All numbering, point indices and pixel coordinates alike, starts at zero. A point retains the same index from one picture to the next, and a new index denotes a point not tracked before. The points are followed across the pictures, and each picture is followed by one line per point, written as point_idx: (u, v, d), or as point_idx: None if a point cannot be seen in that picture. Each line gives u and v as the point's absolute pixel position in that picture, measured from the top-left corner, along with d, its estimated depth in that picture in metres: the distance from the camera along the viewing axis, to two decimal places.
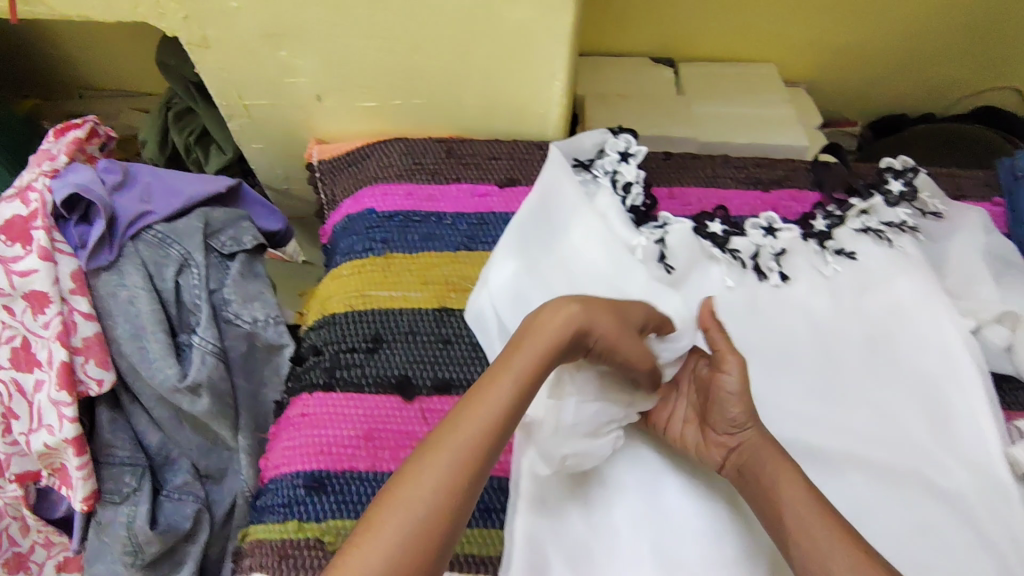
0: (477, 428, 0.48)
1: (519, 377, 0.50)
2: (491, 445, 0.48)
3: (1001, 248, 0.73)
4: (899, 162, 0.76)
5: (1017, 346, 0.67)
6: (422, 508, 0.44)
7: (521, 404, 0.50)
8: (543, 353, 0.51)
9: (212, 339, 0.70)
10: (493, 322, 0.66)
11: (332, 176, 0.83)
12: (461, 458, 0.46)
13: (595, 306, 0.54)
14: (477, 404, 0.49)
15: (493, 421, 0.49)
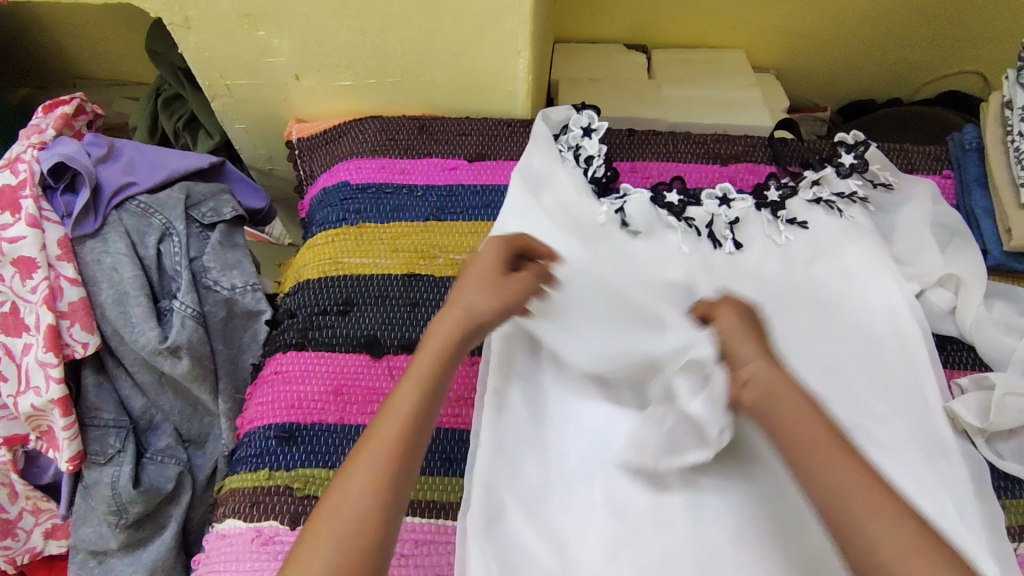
0: (396, 425, 0.49)
1: (424, 375, 0.51)
2: (410, 446, 0.48)
3: (950, 218, 0.76)
4: (852, 137, 0.79)
5: (959, 308, 0.70)
6: (354, 520, 0.45)
7: (431, 401, 0.51)
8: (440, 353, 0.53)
9: (192, 304, 0.73)
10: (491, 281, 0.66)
11: (310, 153, 0.87)
12: (383, 456, 0.47)
13: (460, 291, 0.56)
14: (387, 410, 0.50)
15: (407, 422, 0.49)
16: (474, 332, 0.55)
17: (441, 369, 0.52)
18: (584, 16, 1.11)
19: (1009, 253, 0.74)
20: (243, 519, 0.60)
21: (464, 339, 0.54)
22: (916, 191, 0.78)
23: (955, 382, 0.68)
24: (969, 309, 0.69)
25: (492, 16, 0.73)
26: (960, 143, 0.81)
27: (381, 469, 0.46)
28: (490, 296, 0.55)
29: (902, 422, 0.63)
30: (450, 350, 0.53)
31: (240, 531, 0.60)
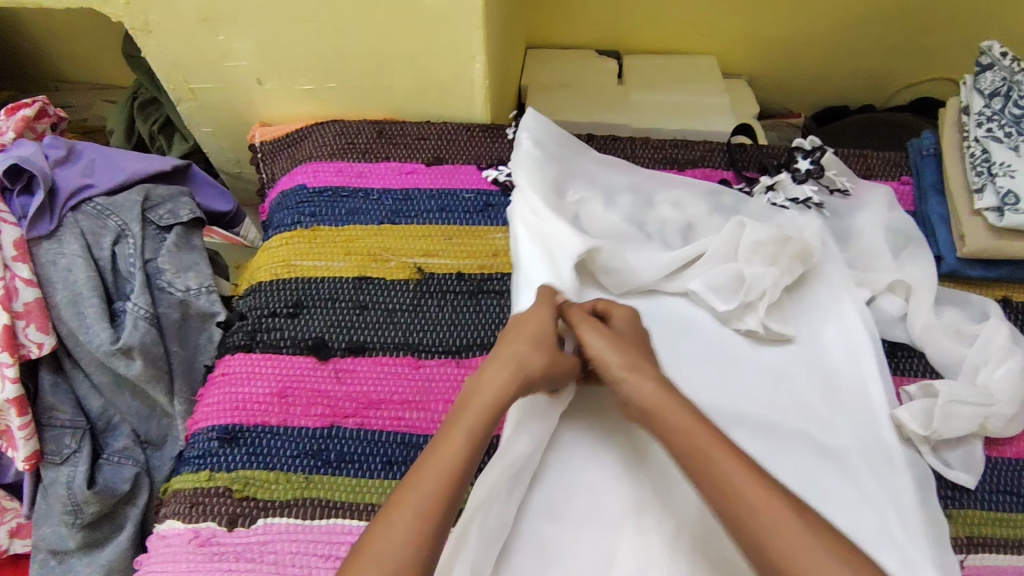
0: (438, 479, 0.49)
1: (468, 430, 0.52)
2: (454, 492, 0.49)
3: (903, 223, 0.76)
4: (808, 143, 0.81)
5: (909, 315, 0.69)
6: (397, 560, 0.45)
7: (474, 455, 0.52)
8: (490, 405, 0.54)
9: (145, 305, 0.73)
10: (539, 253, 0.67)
11: (273, 156, 0.88)
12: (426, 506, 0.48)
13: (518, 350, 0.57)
14: (431, 459, 0.50)
15: (455, 465, 0.50)
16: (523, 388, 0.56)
17: (491, 419, 0.53)
18: (556, 23, 1.12)
19: (963, 260, 0.73)
20: (182, 520, 0.60)
21: (512, 395, 0.55)
22: (869, 198, 0.78)
23: (903, 391, 0.68)
24: (917, 316, 0.69)
25: (446, 20, 0.73)
26: (919, 150, 0.81)
27: (428, 507, 0.48)
28: (537, 353, 0.57)
29: (847, 428, 0.64)
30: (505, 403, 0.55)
31: (179, 532, 0.60)
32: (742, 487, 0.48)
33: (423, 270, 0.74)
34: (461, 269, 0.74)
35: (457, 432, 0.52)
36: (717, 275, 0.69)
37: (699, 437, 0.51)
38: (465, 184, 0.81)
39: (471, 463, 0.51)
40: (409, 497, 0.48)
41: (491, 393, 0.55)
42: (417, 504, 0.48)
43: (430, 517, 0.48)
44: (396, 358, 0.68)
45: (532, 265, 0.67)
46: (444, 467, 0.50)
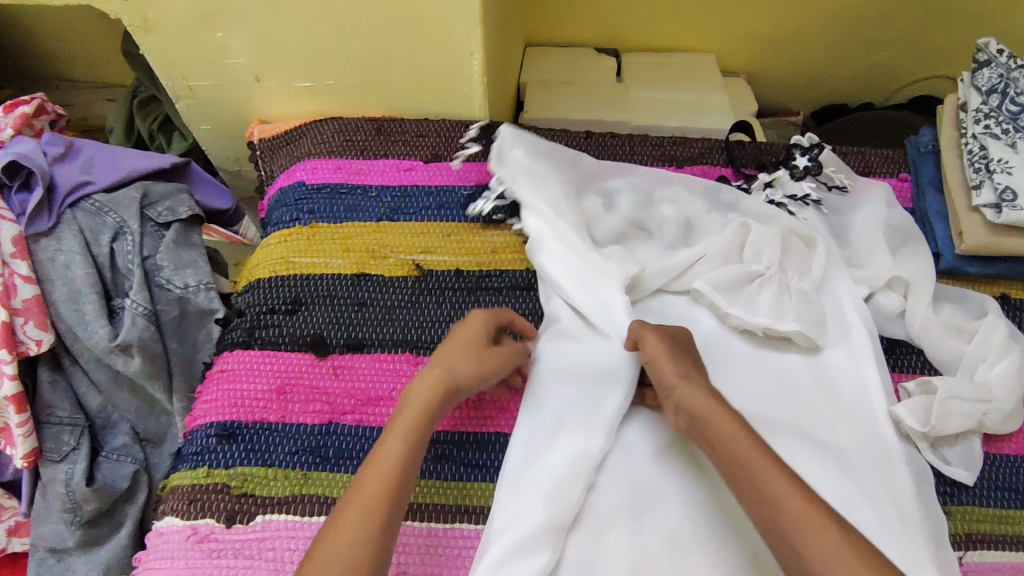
0: (383, 481, 0.50)
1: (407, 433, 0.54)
2: (398, 494, 0.50)
3: (901, 220, 0.76)
4: (806, 140, 0.81)
5: (908, 312, 0.69)
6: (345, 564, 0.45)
7: (415, 455, 0.53)
8: (419, 414, 0.55)
9: (143, 302, 0.73)
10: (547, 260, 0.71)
11: (271, 154, 0.88)
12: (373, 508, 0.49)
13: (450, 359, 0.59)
14: (372, 464, 0.52)
15: (392, 472, 0.51)
16: (451, 397, 0.58)
17: (424, 423, 0.55)
18: (556, 20, 1.12)
19: (961, 256, 0.73)
20: (179, 517, 0.60)
21: (443, 402, 0.57)
22: (869, 195, 0.78)
23: (902, 387, 0.67)
24: (917, 313, 0.69)
25: (444, 16, 0.73)
26: (917, 146, 0.81)
27: (370, 512, 0.48)
28: (469, 362, 0.59)
29: (845, 424, 0.64)
30: (435, 412, 0.56)
31: (176, 529, 0.59)
32: (769, 486, 0.49)
33: (421, 267, 0.74)
34: (459, 266, 0.74)
35: (392, 440, 0.53)
36: (718, 274, 0.70)
37: (741, 444, 0.52)
38: (462, 181, 0.81)
39: (408, 469, 0.52)
40: (352, 504, 0.49)
41: (420, 402, 0.56)
42: (359, 511, 0.49)
43: (373, 522, 0.48)
44: (395, 355, 0.68)
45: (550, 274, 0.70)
46: (382, 476, 0.51)
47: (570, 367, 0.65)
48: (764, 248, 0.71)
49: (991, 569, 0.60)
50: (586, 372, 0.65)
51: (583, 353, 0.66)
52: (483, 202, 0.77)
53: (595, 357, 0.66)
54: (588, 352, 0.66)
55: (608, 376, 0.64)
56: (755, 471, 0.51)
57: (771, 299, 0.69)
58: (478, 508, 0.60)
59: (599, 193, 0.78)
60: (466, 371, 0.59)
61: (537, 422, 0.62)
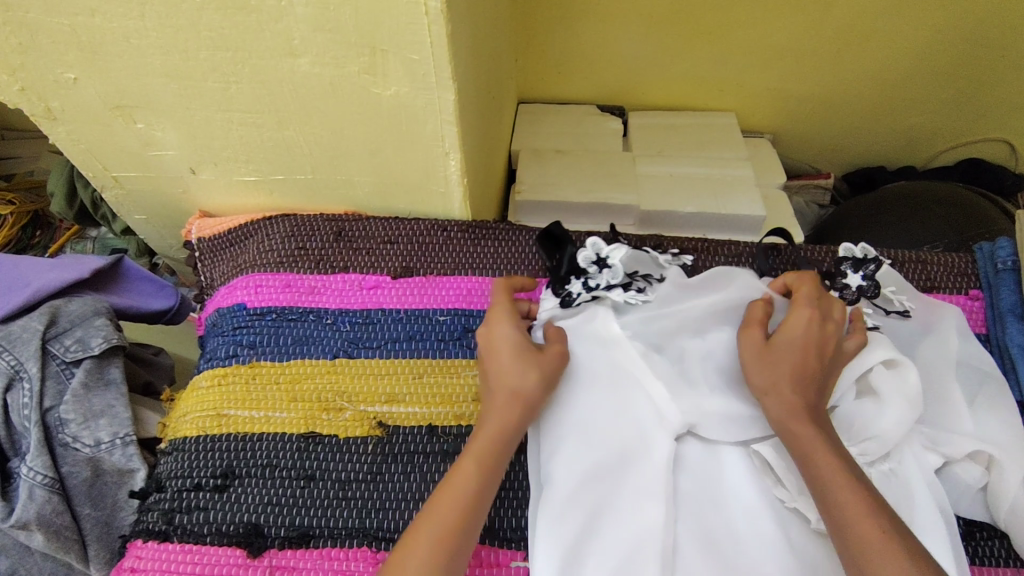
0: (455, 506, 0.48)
1: (480, 458, 0.50)
2: (474, 515, 0.48)
3: (978, 358, 0.62)
4: (860, 250, 0.66)
5: (993, 488, 0.56)
6: None
7: (488, 481, 0.50)
8: (495, 437, 0.52)
9: (43, 470, 0.60)
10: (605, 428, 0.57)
11: (213, 258, 0.74)
12: (439, 537, 0.46)
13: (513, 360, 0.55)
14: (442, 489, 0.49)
15: (470, 496, 0.48)
16: (530, 415, 0.54)
17: (501, 447, 0.51)
18: (553, 75, 0.98)
19: None
20: None
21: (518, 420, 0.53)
22: (937, 321, 0.63)
23: None
24: (1006, 492, 0.55)
25: (410, 114, 0.60)
26: (992, 259, 0.66)
27: (442, 535, 0.46)
28: (531, 371, 0.54)
29: None
30: (512, 433, 0.52)
31: None
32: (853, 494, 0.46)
33: (384, 424, 0.60)
34: (432, 421, 0.60)
35: (466, 463, 0.50)
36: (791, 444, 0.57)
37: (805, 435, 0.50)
38: (438, 303, 0.66)
39: (483, 497, 0.49)
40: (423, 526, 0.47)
41: (495, 422, 0.53)
42: (431, 534, 0.46)
43: (441, 553, 0.45)
44: (348, 551, 0.54)
45: (609, 442, 0.57)
46: (453, 508, 0.47)
47: (592, 544, 0.53)
48: (869, 416, 0.55)
49: None
50: (616, 553, 0.53)
51: (609, 528, 0.54)
52: (599, 285, 0.64)
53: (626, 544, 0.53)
54: (622, 537, 0.53)
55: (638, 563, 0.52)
56: (824, 478, 0.47)
57: None
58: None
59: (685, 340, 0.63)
60: (532, 384, 0.54)
61: None
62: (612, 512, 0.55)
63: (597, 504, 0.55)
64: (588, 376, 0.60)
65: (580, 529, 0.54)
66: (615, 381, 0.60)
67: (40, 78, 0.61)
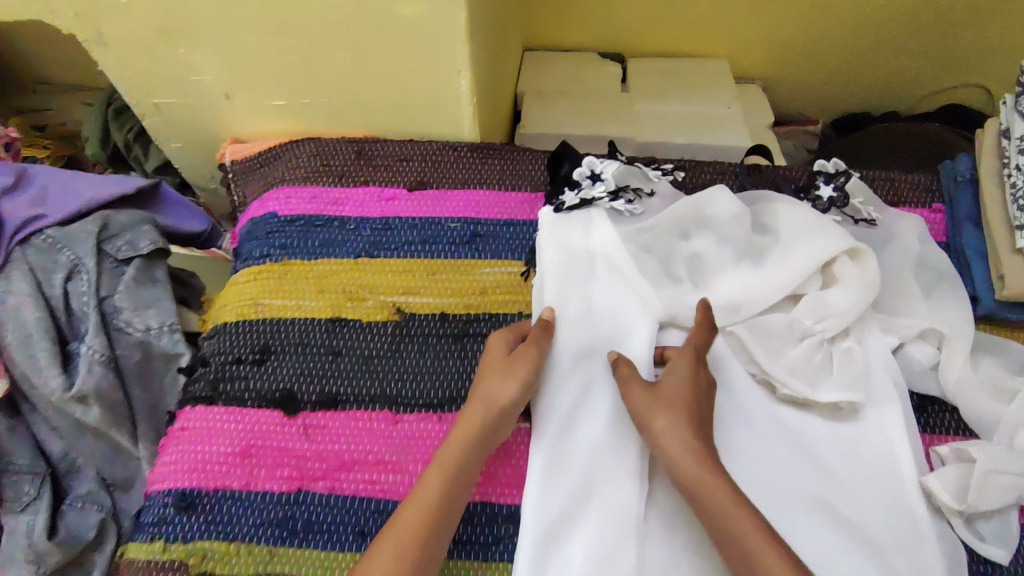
0: (415, 519, 0.50)
1: (446, 467, 0.53)
2: (442, 524, 0.51)
3: (936, 258, 0.68)
4: (832, 165, 0.73)
5: (943, 365, 0.62)
6: None
7: (455, 490, 0.52)
8: (464, 444, 0.55)
9: (101, 348, 0.68)
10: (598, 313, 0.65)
11: (244, 178, 0.81)
12: (401, 551, 0.48)
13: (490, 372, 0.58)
14: (411, 498, 0.52)
15: (434, 504, 0.51)
16: (505, 421, 0.57)
17: (468, 458, 0.54)
18: (557, 24, 1.05)
19: (1001, 302, 0.65)
20: None
21: (489, 427, 0.56)
22: (901, 228, 0.70)
23: (933, 452, 0.61)
24: (952, 367, 0.62)
25: (427, 34, 0.67)
26: (952, 174, 0.73)
27: (401, 549, 0.49)
28: (509, 381, 0.57)
29: (872, 497, 0.58)
30: (481, 439, 0.55)
31: None
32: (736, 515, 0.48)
33: (402, 311, 0.68)
34: (445, 310, 0.68)
35: (432, 473, 0.53)
36: (765, 321, 0.63)
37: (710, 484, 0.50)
38: (450, 212, 0.73)
39: (448, 507, 0.52)
40: (385, 539, 0.49)
41: (465, 435, 0.55)
42: (391, 549, 0.49)
43: (404, 567, 0.48)
44: (373, 413, 0.62)
45: (603, 321, 0.65)
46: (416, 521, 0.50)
47: (588, 404, 0.61)
48: (825, 293, 0.63)
49: None
50: (607, 415, 0.60)
51: (602, 390, 0.61)
52: (587, 192, 0.72)
53: (600, 463, 0.58)
54: (598, 454, 0.58)
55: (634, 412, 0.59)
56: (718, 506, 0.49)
57: (809, 354, 0.62)
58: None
59: (677, 238, 0.70)
60: (511, 392, 0.57)
61: (557, 483, 0.57)
62: (602, 383, 0.62)
63: (589, 376, 0.62)
64: (586, 270, 0.68)
65: (578, 393, 0.61)
66: (609, 274, 0.67)
67: (96, 2, 0.68)
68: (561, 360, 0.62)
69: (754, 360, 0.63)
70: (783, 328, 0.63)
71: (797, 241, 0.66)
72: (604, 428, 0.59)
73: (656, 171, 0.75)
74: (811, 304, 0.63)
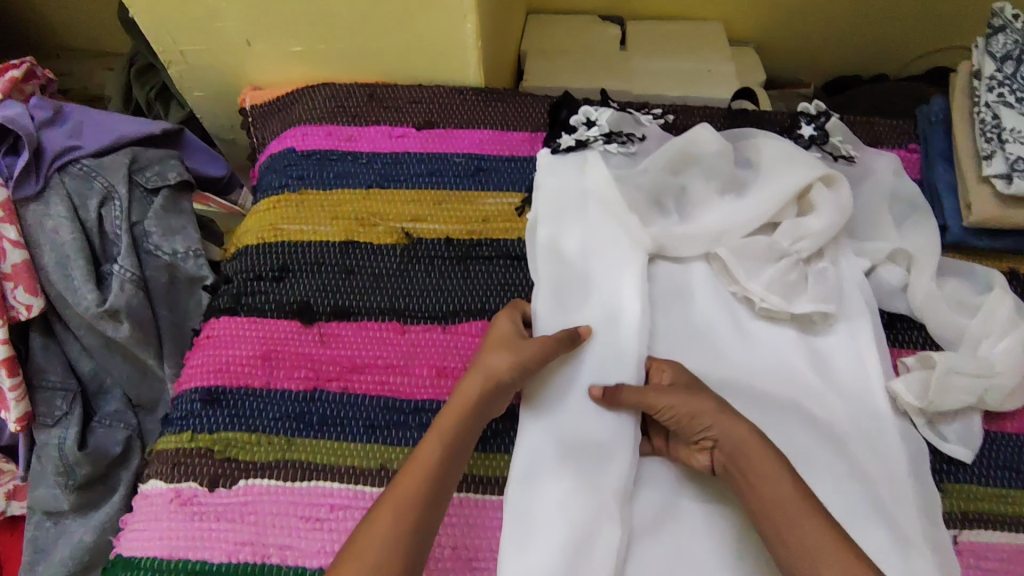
0: (414, 484, 0.53)
1: (443, 434, 0.56)
2: (438, 489, 0.54)
3: (909, 190, 0.73)
4: (814, 107, 0.78)
5: (911, 285, 0.67)
6: (381, 556, 0.49)
7: (451, 456, 0.55)
8: (461, 414, 0.57)
9: (132, 268, 0.73)
10: (589, 242, 0.70)
11: (263, 121, 0.86)
12: (400, 512, 0.51)
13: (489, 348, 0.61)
14: (411, 462, 0.55)
15: (430, 470, 0.54)
16: (499, 392, 0.59)
17: (463, 428, 0.57)
18: None
19: (970, 229, 0.70)
20: (164, 480, 0.61)
21: (483, 402, 0.58)
22: (878, 164, 0.75)
23: (901, 362, 0.65)
24: (919, 285, 0.67)
25: None
26: (926, 116, 0.78)
27: (401, 512, 0.51)
28: (507, 354, 0.59)
29: (841, 401, 0.63)
30: (476, 408, 0.58)
31: (161, 491, 0.60)
32: (792, 511, 0.52)
33: (410, 235, 0.73)
34: (450, 235, 0.73)
35: (432, 438, 0.56)
36: (745, 246, 0.68)
37: (764, 467, 0.54)
38: (455, 149, 0.78)
39: (444, 473, 0.54)
40: (386, 502, 0.52)
41: (460, 404, 0.58)
42: (393, 510, 0.52)
43: (403, 527, 0.51)
44: (382, 324, 0.68)
45: (594, 247, 0.70)
46: (415, 483, 0.53)
47: (579, 320, 0.66)
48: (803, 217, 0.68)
49: (983, 548, 0.59)
50: (600, 327, 0.65)
51: (591, 308, 0.67)
52: (581, 136, 0.76)
53: (601, 415, 0.61)
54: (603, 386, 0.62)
55: (625, 327, 0.65)
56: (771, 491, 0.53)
57: (786, 272, 0.66)
58: (500, 479, 0.61)
59: (670, 172, 0.73)
60: (506, 365, 0.59)
61: (553, 387, 0.62)
62: (592, 303, 0.67)
63: (580, 297, 0.67)
64: (580, 204, 0.72)
65: (569, 312, 0.66)
66: (604, 205, 0.71)
67: None
68: (552, 281, 0.68)
69: (736, 280, 0.68)
70: (764, 253, 0.68)
71: (777, 173, 0.71)
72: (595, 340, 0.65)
73: (648, 116, 0.79)
74: (788, 227, 0.68)
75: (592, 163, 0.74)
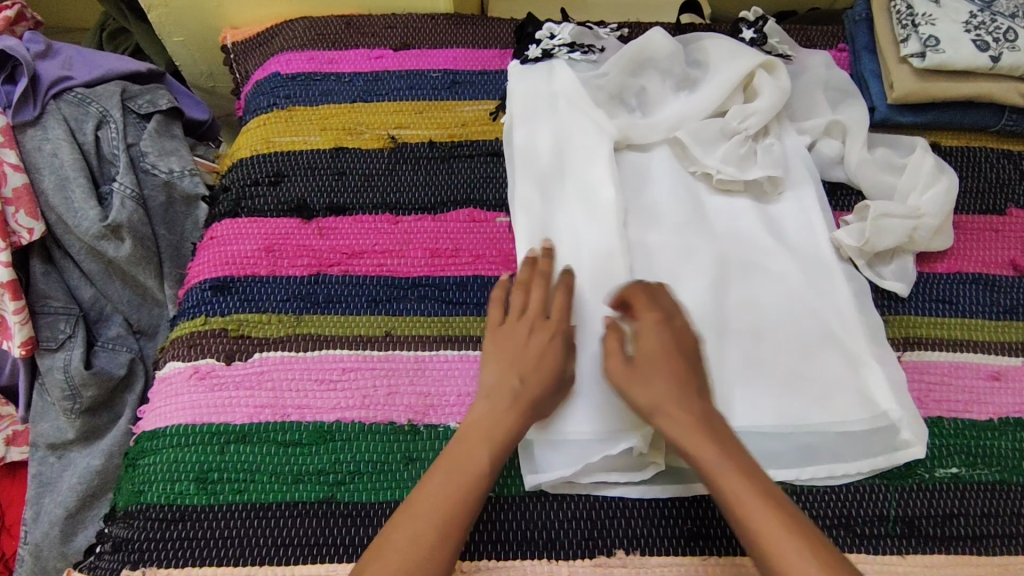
0: (461, 484, 0.53)
1: (496, 446, 0.55)
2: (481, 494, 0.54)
3: (840, 78, 0.82)
4: (752, 14, 0.86)
5: (846, 155, 0.76)
6: (409, 555, 0.50)
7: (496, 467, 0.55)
8: (508, 425, 0.56)
9: (131, 185, 0.77)
10: (562, 134, 0.77)
11: (245, 56, 0.90)
12: (440, 509, 0.52)
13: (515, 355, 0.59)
14: (457, 465, 0.54)
15: (478, 477, 0.54)
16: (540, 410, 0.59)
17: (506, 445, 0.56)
18: None
19: (894, 108, 0.79)
20: (181, 360, 0.65)
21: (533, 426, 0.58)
22: (813, 60, 0.83)
23: (843, 221, 0.74)
24: (852, 153, 0.75)
25: None
26: (851, 18, 0.87)
27: (440, 512, 0.52)
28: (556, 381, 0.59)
29: (792, 255, 0.70)
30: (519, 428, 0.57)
31: (179, 369, 0.64)
32: (746, 512, 0.51)
33: (395, 140, 0.79)
34: (432, 138, 0.79)
35: (481, 448, 0.55)
36: (700, 129, 0.75)
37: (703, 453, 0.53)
38: (431, 65, 0.85)
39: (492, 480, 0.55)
40: (421, 502, 0.53)
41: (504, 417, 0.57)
42: (426, 509, 0.52)
43: (442, 529, 0.51)
44: (377, 215, 0.73)
45: (566, 137, 0.77)
46: (459, 484, 0.53)
47: (557, 201, 0.73)
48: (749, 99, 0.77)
49: (931, 364, 0.67)
50: (577, 207, 0.72)
51: (568, 193, 0.73)
52: (547, 48, 0.82)
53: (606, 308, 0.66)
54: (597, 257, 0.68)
55: (600, 207, 0.72)
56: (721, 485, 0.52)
57: (737, 146, 0.74)
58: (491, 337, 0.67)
59: (634, 73, 0.80)
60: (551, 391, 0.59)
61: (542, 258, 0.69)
62: (567, 189, 0.74)
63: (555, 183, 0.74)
64: (552, 103, 0.79)
65: (546, 196, 0.73)
66: (577, 109, 0.78)
67: None
68: (527, 168, 0.74)
69: (695, 161, 0.76)
70: (720, 135, 0.75)
71: (727, 66, 0.79)
72: (573, 218, 0.72)
73: (607, 30, 0.87)
74: (735, 109, 0.76)
75: (561, 66, 0.81)
